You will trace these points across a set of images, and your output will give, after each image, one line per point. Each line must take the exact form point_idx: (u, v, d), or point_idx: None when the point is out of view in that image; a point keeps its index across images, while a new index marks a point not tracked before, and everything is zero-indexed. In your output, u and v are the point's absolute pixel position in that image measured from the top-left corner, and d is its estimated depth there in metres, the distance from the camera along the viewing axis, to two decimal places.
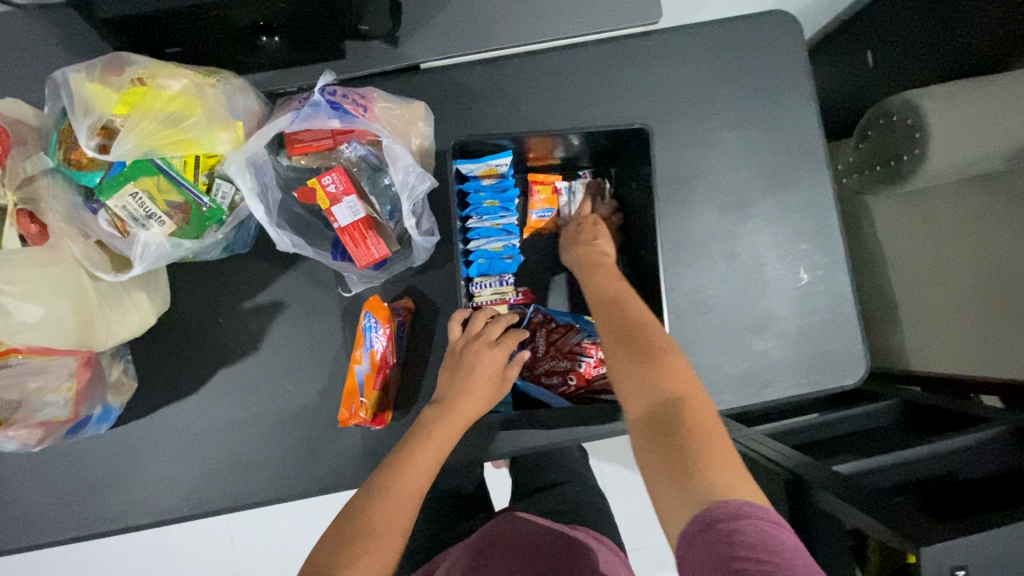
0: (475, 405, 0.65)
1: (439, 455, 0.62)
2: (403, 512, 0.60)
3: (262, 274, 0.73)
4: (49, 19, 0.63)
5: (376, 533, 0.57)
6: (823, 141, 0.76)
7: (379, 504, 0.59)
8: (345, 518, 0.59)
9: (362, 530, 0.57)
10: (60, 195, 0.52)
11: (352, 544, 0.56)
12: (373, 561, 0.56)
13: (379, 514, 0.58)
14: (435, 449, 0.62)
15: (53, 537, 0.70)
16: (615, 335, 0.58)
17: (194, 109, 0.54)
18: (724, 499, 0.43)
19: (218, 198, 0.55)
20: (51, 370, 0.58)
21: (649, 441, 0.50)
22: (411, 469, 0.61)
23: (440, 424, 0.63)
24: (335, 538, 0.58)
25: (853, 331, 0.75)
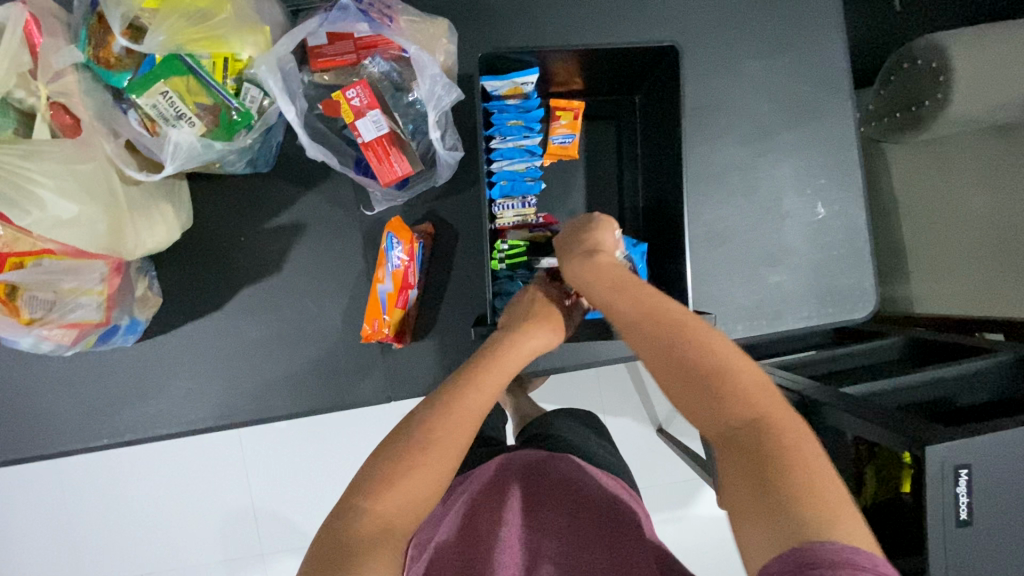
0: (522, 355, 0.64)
1: (497, 386, 0.61)
2: (461, 435, 0.56)
3: (284, 195, 0.73)
4: None
5: (432, 445, 0.54)
6: (848, 74, 0.75)
7: (435, 415, 0.56)
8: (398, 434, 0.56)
9: (420, 443, 0.54)
10: (91, 92, 0.54)
11: (410, 454, 0.53)
12: (427, 475, 0.53)
13: (440, 426, 0.55)
14: (495, 380, 0.61)
15: (85, 444, 0.73)
16: (661, 354, 0.53)
17: (222, 6, 0.53)
18: (823, 538, 0.38)
19: (247, 102, 0.56)
20: (83, 272, 0.59)
21: (732, 471, 0.45)
22: (470, 397, 0.59)
23: (495, 358, 0.62)
24: (387, 453, 0.54)
25: (866, 265, 0.76)
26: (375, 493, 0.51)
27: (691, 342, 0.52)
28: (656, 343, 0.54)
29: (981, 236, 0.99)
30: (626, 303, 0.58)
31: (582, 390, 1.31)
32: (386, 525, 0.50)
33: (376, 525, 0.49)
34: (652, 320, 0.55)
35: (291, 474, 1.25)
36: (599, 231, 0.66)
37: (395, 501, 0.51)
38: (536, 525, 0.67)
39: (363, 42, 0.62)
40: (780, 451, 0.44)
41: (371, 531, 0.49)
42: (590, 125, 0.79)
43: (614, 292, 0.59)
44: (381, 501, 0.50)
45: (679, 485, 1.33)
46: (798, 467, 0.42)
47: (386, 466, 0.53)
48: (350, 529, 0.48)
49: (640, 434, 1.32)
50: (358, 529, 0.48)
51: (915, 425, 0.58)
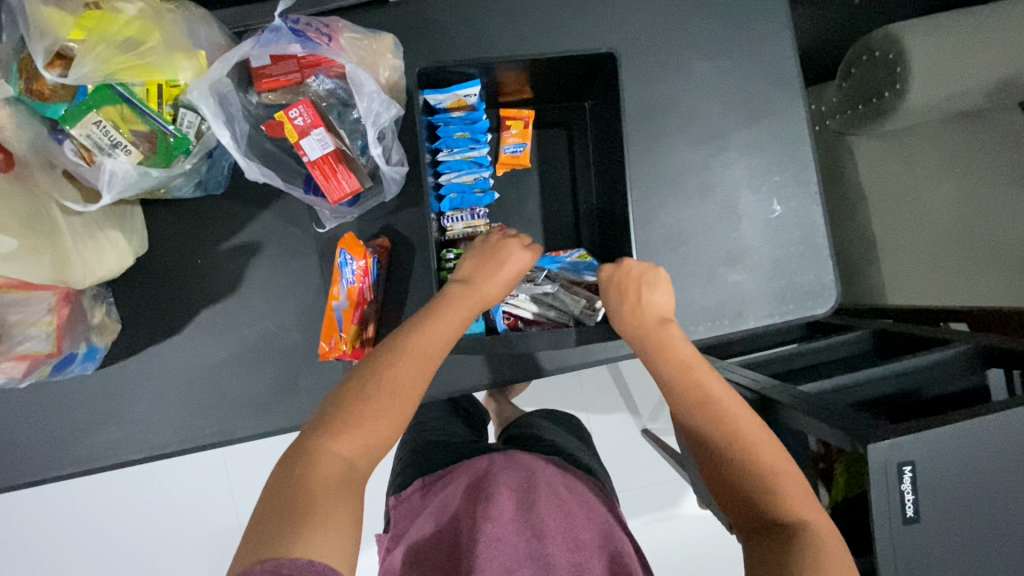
0: (494, 289, 0.65)
1: (455, 333, 0.62)
2: (420, 379, 0.59)
3: (239, 216, 0.73)
4: None
5: (399, 391, 0.58)
6: (798, 70, 0.76)
7: (393, 358, 0.59)
8: (361, 372, 0.59)
9: (380, 384, 0.58)
10: (24, 125, 0.53)
11: (374, 398, 0.57)
12: (388, 420, 0.57)
13: (402, 368, 0.59)
14: (453, 328, 0.62)
15: (47, 474, 0.73)
16: (715, 451, 0.61)
17: (152, 34, 0.53)
18: None
19: (184, 127, 0.56)
20: (30, 304, 0.59)
21: (758, 548, 0.56)
22: (429, 343, 0.60)
23: (452, 303, 0.63)
24: (351, 389, 0.58)
25: (826, 260, 0.76)
26: (334, 433, 0.55)
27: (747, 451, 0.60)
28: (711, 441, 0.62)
29: (948, 226, 1.00)
30: (691, 401, 0.63)
31: (563, 393, 1.31)
32: (347, 465, 0.54)
33: (333, 466, 0.54)
34: (716, 421, 0.62)
35: None
36: (636, 289, 0.65)
37: (353, 443, 0.55)
38: (521, 516, 0.67)
39: (306, 61, 0.62)
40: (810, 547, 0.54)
41: (328, 473, 0.53)
42: (543, 133, 0.80)
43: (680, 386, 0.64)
44: (344, 443, 0.55)
45: (666, 485, 1.33)
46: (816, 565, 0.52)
47: (344, 408, 0.57)
48: (307, 471, 0.53)
49: (624, 435, 1.32)
50: (316, 472, 0.53)
51: (864, 426, 0.58)
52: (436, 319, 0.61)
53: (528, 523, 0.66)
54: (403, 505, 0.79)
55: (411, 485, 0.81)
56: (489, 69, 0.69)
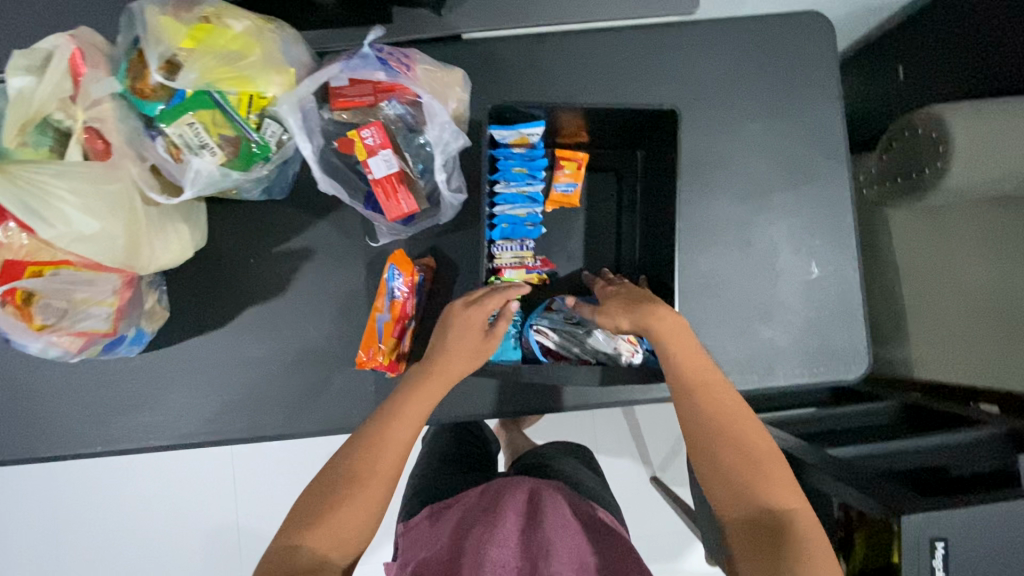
0: (459, 365, 0.67)
1: (422, 415, 0.65)
2: (388, 462, 0.62)
3: (296, 221, 0.77)
4: None
5: (359, 480, 0.61)
6: (845, 141, 0.78)
7: (360, 455, 0.62)
8: (328, 470, 0.63)
9: (345, 482, 0.61)
10: (123, 120, 0.56)
11: (338, 491, 0.60)
12: (353, 508, 0.60)
13: (363, 459, 0.62)
14: (417, 409, 0.64)
15: (77, 450, 0.75)
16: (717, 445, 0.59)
17: (253, 50, 0.57)
18: None
19: (267, 136, 0.59)
20: (97, 284, 0.61)
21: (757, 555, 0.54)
22: (389, 439, 0.63)
23: (416, 389, 0.65)
24: (317, 489, 0.61)
25: (860, 326, 0.77)
26: (307, 530, 0.59)
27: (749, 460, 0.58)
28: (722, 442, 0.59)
29: (982, 303, 0.98)
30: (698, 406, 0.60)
31: (576, 429, 1.31)
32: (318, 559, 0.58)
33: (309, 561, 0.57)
34: (728, 428, 0.59)
35: (279, 493, 1.24)
36: (642, 301, 0.64)
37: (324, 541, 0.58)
38: (528, 538, 0.66)
39: (382, 86, 0.66)
40: (797, 540, 0.54)
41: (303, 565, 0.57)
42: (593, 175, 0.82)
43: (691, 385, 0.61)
44: (310, 538, 0.58)
45: (672, 537, 1.30)
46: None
47: (313, 504, 0.60)
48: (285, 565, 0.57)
49: (633, 480, 1.30)
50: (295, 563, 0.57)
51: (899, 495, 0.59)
52: (399, 404, 0.64)
53: (535, 545, 0.65)
54: (412, 532, 0.77)
55: (420, 513, 0.80)
56: (554, 113, 0.71)
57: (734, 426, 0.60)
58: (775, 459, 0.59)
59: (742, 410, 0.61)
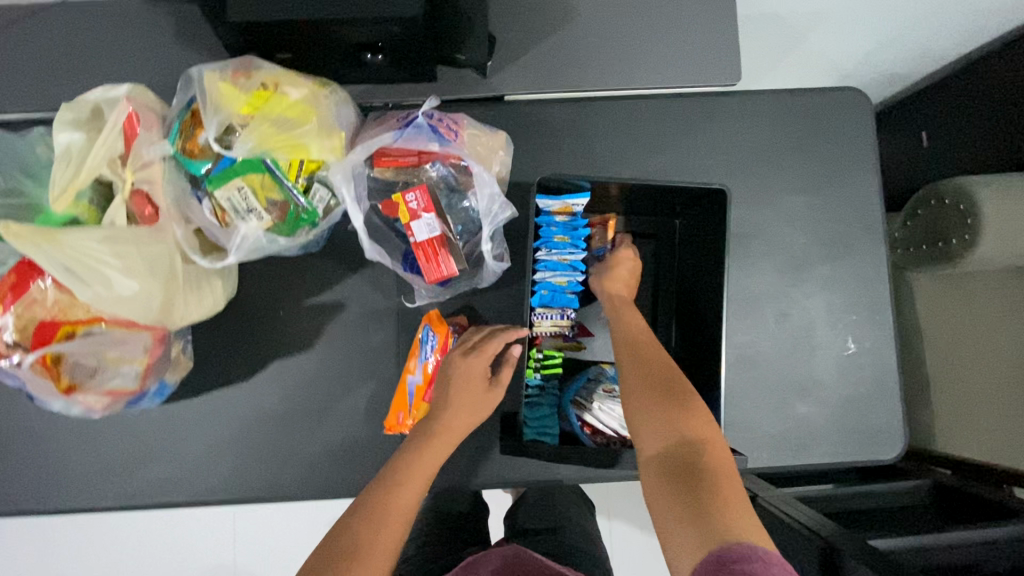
0: (467, 419, 0.65)
1: (429, 475, 0.60)
2: (394, 535, 0.55)
3: (329, 274, 0.76)
4: (197, 45, 0.74)
5: (365, 559, 0.52)
6: (883, 216, 0.79)
7: (361, 524, 0.54)
8: (321, 550, 0.53)
9: (345, 554, 0.51)
10: (171, 181, 0.56)
11: (338, 564, 0.51)
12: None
13: (367, 529, 0.54)
14: (423, 471, 0.60)
15: (87, 503, 0.72)
16: (639, 380, 0.59)
17: (309, 117, 0.56)
18: (738, 541, 0.44)
19: (314, 201, 0.58)
20: (127, 343, 0.59)
21: (662, 482, 0.51)
22: (396, 506, 0.56)
23: (422, 453, 0.61)
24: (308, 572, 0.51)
25: (895, 404, 0.76)
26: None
27: (672, 395, 0.57)
28: (643, 376, 0.59)
29: (1007, 375, 0.97)
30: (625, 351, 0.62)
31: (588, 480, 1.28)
32: None
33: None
34: (652, 366, 0.60)
35: (278, 539, 1.20)
36: (623, 264, 0.71)
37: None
38: None
39: (427, 150, 0.65)
40: (714, 472, 0.51)
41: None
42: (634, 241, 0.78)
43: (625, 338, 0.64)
44: None
45: None
46: (733, 514, 0.47)
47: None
48: None
49: (644, 536, 1.27)
50: None
51: None
52: (404, 469, 0.59)
53: None
54: None
55: None
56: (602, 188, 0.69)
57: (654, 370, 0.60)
58: (697, 406, 0.56)
59: (665, 364, 0.61)
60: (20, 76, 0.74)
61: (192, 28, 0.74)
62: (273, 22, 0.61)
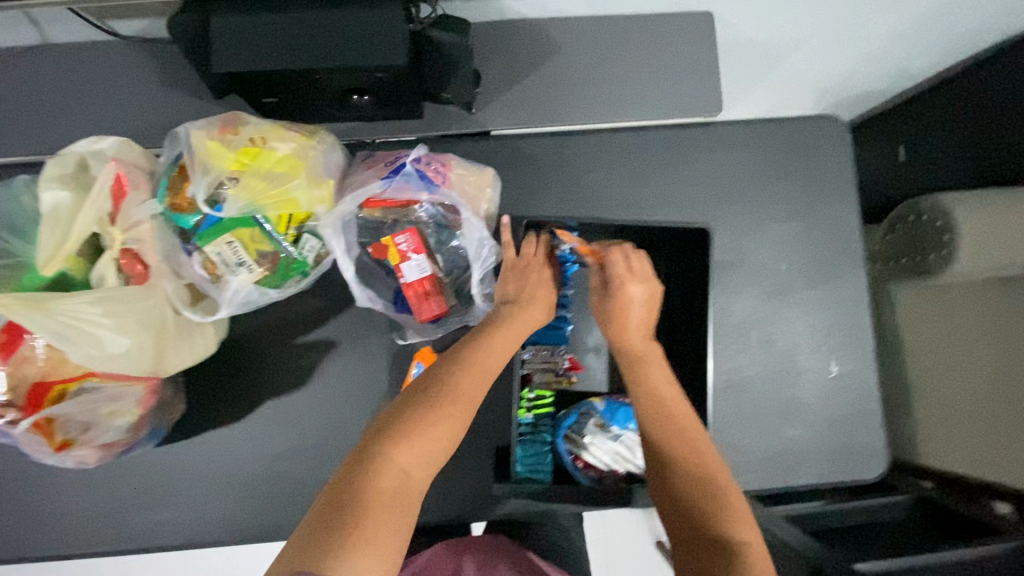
0: (539, 312, 0.67)
1: (509, 350, 0.63)
2: (477, 391, 0.58)
3: (320, 313, 0.76)
4: (182, 86, 0.74)
5: (455, 401, 0.56)
6: (863, 241, 0.81)
7: (456, 374, 0.58)
8: (412, 391, 0.56)
9: (436, 398, 0.55)
10: (161, 237, 0.56)
11: (432, 406, 0.55)
12: (445, 429, 0.54)
13: (461, 380, 0.57)
14: (504, 346, 0.62)
15: (80, 550, 0.72)
16: (659, 449, 0.60)
17: (298, 171, 0.57)
18: None
19: (305, 251, 0.59)
20: (121, 397, 0.59)
21: (694, 559, 0.53)
22: (484, 366, 0.59)
23: (499, 326, 0.63)
24: (398, 411, 0.55)
25: (878, 425, 0.78)
26: (397, 442, 0.52)
27: (697, 469, 0.58)
28: (668, 442, 0.60)
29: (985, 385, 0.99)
30: (645, 401, 0.63)
31: None
32: (401, 476, 0.50)
33: (393, 478, 0.50)
34: (671, 427, 0.61)
35: None
36: (629, 309, 0.68)
37: (414, 453, 0.52)
38: None
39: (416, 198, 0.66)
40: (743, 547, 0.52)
41: (387, 485, 0.49)
42: None
43: (644, 388, 0.64)
44: (400, 450, 0.51)
45: None
46: None
47: (400, 418, 0.53)
48: (367, 480, 0.49)
49: None
50: (377, 481, 0.49)
51: None
52: (491, 339, 0.62)
53: None
54: None
55: None
56: (586, 230, 0.72)
57: (682, 445, 0.60)
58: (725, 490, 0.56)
59: (691, 433, 0.61)
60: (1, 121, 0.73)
61: (176, 69, 0.74)
62: (257, 70, 0.61)
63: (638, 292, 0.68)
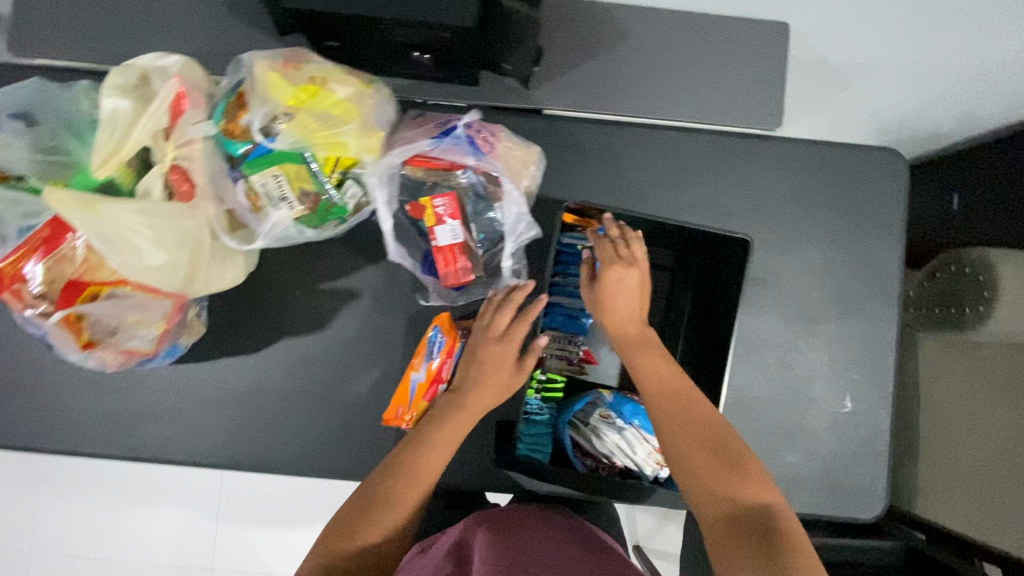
0: (488, 398, 0.68)
1: (453, 444, 0.66)
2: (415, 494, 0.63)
3: (347, 263, 0.77)
4: (248, 19, 0.75)
5: (389, 508, 0.62)
6: (899, 281, 0.79)
7: (395, 479, 0.63)
8: (357, 495, 0.63)
9: (375, 505, 0.62)
10: (210, 161, 0.57)
11: (370, 517, 0.61)
12: (384, 535, 0.61)
13: (399, 488, 0.63)
14: (449, 438, 0.65)
15: (89, 450, 0.75)
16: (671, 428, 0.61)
17: (352, 116, 0.57)
18: None
19: (346, 197, 0.59)
20: (148, 308, 0.61)
21: (732, 536, 0.54)
22: (424, 467, 0.64)
23: (439, 420, 0.66)
24: (345, 511, 0.63)
25: (881, 468, 0.77)
26: (340, 551, 0.60)
27: (709, 439, 0.60)
28: (679, 421, 0.62)
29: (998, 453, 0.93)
30: (653, 384, 0.64)
31: None
32: None
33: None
34: (677, 404, 0.63)
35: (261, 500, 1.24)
36: (625, 295, 0.67)
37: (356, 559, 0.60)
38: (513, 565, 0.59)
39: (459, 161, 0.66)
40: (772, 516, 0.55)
41: None
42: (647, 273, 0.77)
43: (648, 370, 0.65)
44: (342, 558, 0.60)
45: None
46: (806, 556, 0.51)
47: (347, 522, 0.61)
48: None
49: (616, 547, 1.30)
50: None
51: None
52: (434, 435, 0.65)
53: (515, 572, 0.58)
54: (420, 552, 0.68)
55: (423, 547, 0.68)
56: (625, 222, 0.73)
57: (692, 425, 0.61)
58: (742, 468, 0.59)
59: (695, 406, 0.63)
60: (72, 28, 0.75)
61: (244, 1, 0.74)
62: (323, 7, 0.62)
63: (629, 272, 0.67)
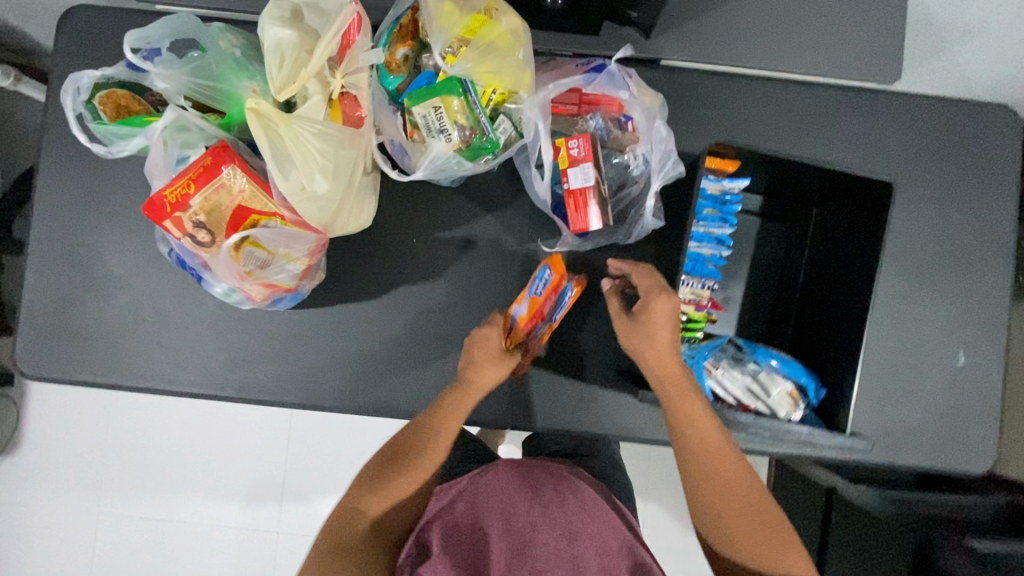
0: (485, 378, 0.69)
1: (459, 417, 0.69)
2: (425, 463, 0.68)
3: (466, 211, 0.77)
4: None
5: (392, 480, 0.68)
6: (1014, 237, 0.79)
7: (399, 453, 0.69)
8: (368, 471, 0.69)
9: (375, 480, 0.68)
10: (374, 93, 0.60)
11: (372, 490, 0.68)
12: (381, 505, 0.67)
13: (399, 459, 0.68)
14: (453, 414, 0.69)
15: (208, 390, 0.77)
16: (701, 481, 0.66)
17: (509, 50, 0.58)
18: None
19: (499, 132, 0.60)
20: (298, 241, 0.62)
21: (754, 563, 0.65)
22: (430, 437, 0.68)
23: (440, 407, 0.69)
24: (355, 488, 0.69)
25: (994, 423, 0.78)
26: (343, 519, 0.68)
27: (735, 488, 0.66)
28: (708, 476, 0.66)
29: None
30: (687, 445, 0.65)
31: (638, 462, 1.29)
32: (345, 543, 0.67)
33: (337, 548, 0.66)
34: (709, 460, 0.65)
35: (332, 457, 1.28)
36: (663, 331, 0.65)
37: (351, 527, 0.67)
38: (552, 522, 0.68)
39: (589, 99, 0.69)
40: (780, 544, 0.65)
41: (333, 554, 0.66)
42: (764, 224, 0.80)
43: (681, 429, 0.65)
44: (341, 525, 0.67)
45: None
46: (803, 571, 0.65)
47: (355, 495, 0.69)
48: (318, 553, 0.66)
49: None
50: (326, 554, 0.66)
51: None
52: (436, 411, 0.69)
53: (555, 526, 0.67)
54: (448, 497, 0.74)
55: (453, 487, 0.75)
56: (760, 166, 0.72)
57: (718, 479, 0.65)
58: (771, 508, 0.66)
59: (722, 457, 0.65)
60: None
61: None
62: None
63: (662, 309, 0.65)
